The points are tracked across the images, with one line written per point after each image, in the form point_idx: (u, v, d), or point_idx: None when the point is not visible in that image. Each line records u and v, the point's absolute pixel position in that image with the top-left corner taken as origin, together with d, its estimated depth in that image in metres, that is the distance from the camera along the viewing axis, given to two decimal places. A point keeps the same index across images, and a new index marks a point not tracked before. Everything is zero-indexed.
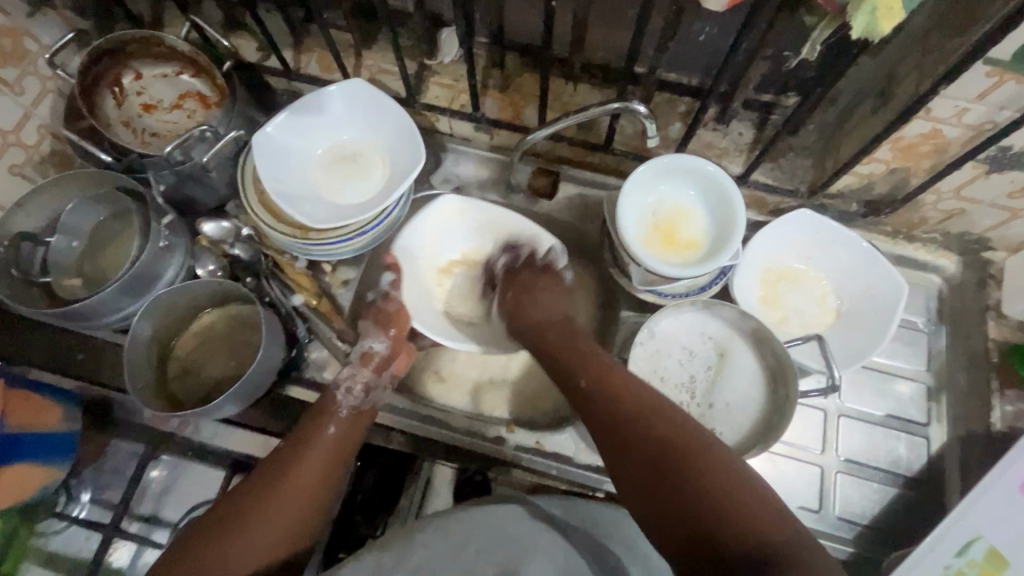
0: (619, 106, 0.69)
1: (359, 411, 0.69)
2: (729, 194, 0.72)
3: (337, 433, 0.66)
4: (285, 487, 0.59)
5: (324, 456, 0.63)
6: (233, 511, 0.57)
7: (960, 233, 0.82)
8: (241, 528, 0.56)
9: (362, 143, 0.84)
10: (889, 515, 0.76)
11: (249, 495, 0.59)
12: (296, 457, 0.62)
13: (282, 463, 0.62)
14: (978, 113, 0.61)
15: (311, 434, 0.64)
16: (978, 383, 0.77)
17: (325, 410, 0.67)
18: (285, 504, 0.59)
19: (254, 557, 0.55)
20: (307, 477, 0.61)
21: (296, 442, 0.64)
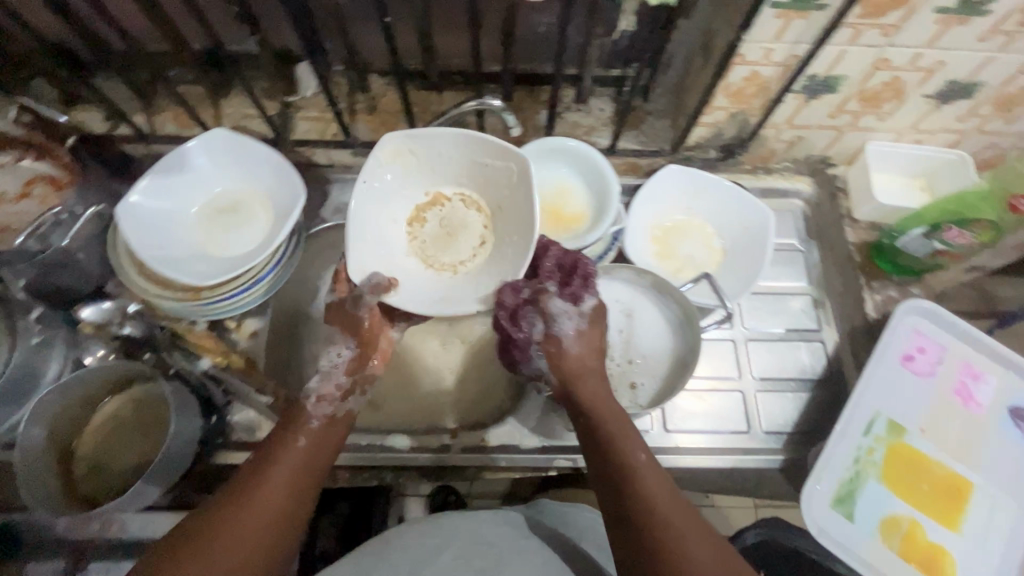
0: (475, 104, 0.73)
1: (334, 418, 0.62)
2: (598, 164, 0.77)
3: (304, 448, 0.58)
4: (254, 517, 0.52)
5: (295, 468, 0.56)
6: (202, 542, 0.50)
7: (805, 157, 0.92)
8: (199, 567, 0.49)
9: (239, 192, 0.82)
10: (807, 417, 0.83)
11: (216, 528, 0.51)
12: (259, 476, 0.54)
13: (243, 495, 0.53)
14: (782, 51, 0.70)
15: (278, 450, 0.57)
16: (850, 282, 0.87)
17: (298, 421, 0.60)
18: (245, 524, 0.51)
19: None
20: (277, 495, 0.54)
21: (259, 473, 0.55)
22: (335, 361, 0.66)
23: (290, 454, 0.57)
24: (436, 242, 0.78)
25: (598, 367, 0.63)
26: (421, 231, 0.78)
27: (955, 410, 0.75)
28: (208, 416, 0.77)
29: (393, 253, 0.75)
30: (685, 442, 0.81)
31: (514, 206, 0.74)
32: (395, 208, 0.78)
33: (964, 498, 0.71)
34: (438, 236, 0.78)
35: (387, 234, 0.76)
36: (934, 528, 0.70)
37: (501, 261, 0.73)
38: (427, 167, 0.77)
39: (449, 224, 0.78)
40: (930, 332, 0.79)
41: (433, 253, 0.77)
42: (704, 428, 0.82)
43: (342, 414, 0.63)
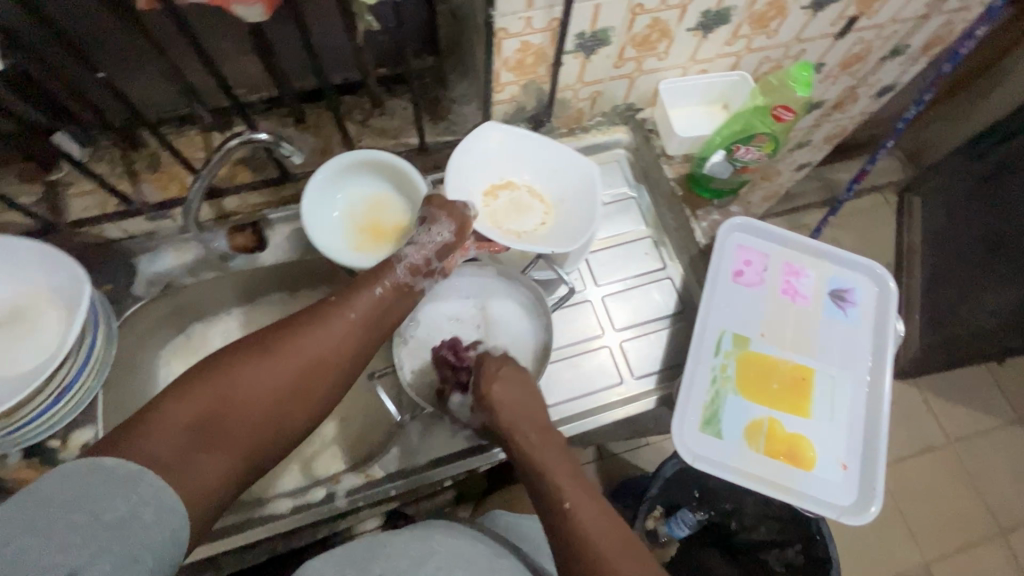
0: (239, 141, 0.68)
1: (411, 287, 0.70)
2: (395, 162, 0.74)
3: (372, 304, 0.68)
4: (308, 341, 0.64)
5: (371, 306, 0.67)
6: (270, 346, 0.63)
7: (612, 109, 0.95)
8: (252, 362, 0.62)
9: (15, 297, 0.72)
10: (672, 352, 0.88)
11: (282, 338, 0.64)
12: (324, 318, 0.65)
13: (318, 317, 0.65)
14: (540, 18, 0.70)
15: (357, 290, 0.67)
16: (679, 216, 0.92)
17: (384, 269, 0.69)
18: (275, 372, 0.62)
19: (255, 392, 0.61)
20: (313, 351, 0.64)
21: (317, 315, 0.65)
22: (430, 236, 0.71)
23: (367, 296, 0.67)
24: (505, 215, 0.84)
25: (521, 410, 0.69)
26: (492, 209, 0.84)
27: (786, 307, 0.82)
28: None
29: None
30: (567, 410, 0.83)
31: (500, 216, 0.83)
32: (488, 175, 0.85)
33: (809, 384, 0.79)
34: (506, 211, 0.85)
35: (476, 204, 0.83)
36: (788, 419, 0.76)
37: (561, 237, 0.82)
38: (524, 148, 0.85)
39: (518, 204, 0.86)
40: (752, 244, 0.86)
41: (497, 220, 0.84)
42: (580, 391, 0.84)
43: (416, 287, 0.71)
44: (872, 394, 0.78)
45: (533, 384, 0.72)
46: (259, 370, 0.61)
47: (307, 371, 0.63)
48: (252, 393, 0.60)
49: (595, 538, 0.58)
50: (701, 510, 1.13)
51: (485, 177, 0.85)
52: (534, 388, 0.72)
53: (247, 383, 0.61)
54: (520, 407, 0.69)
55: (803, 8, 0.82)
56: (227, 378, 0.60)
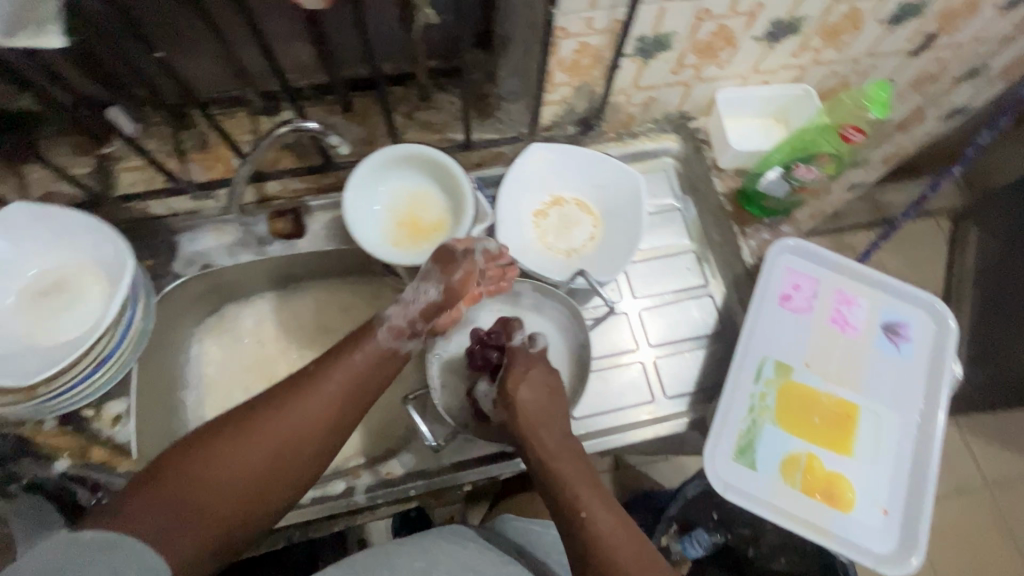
0: (289, 128, 0.70)
1: (395, 351, 0.66)
2: (443, 162, 0.73)
3: (354, 371, 0.63)
4: (286, 414, 0.59)
5: (349, 376, 0.63)
6: (247, 422, 0.58)
7: (664, 116, 0.91)
8: (236, 442, 0.57)
9: (62, 266, 0.73)
10: (707, 373, 0.85)
11: (258, 412, 0.60)
12: (304, 388, 0.61)
13: (294, 389, 0.61)
14: (602, 18, 0.67)
15: (337, 359, 0.63)
16: (726, 233, 0.88)
17: (365, 333, 0.65)
18: (252, 451, 0.57)
19: (238, 473, 0.56)
20: (297, 426, 0.59)
21: (292, 386, 0.61)
22: (418, 293, 0.67)
23: (344, 363, 0.63)
24: (557, 232, 0.87)
25: (544, 409, 0.68)
26: (543, 226, 0.87)
27: (834, 337, 0.78)
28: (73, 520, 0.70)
29: (519, 241, 0.85)
30: (595, 424, 0.81)
31: (544, 236, 0.86)
32: (536, 194, 0.88)
33: (853, 421, 0.74)
34: (557, 227, 0.87)
35: (524, 223, 0.86)
36: (828, 456, 0.73)
37: (609, 255, 0.85)
38: (565, 168, 0.88)
39: (567, 219, 0.88)
40: (803, 268, 0.82)
41: (548, 238, 0.87)
42: (609, 406, 0.82)
43: (401, 351, 0.67)
44: (921, 436, 0.74)
45: (558, 389, 0.71)
46: (241, 444, 0.57)
47: (287, 446, 0.59)
48: (235, 473, 0.56)
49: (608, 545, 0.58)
50: (719, 531, 1.03)
51: (534, 194, 0.88)
52: (558, 389, 0.70)
53: (229, 462, 0.56)
54: (544, 408, 0.68)
55: (879, 22, 0.78)
56: (206, 457, 0.56)
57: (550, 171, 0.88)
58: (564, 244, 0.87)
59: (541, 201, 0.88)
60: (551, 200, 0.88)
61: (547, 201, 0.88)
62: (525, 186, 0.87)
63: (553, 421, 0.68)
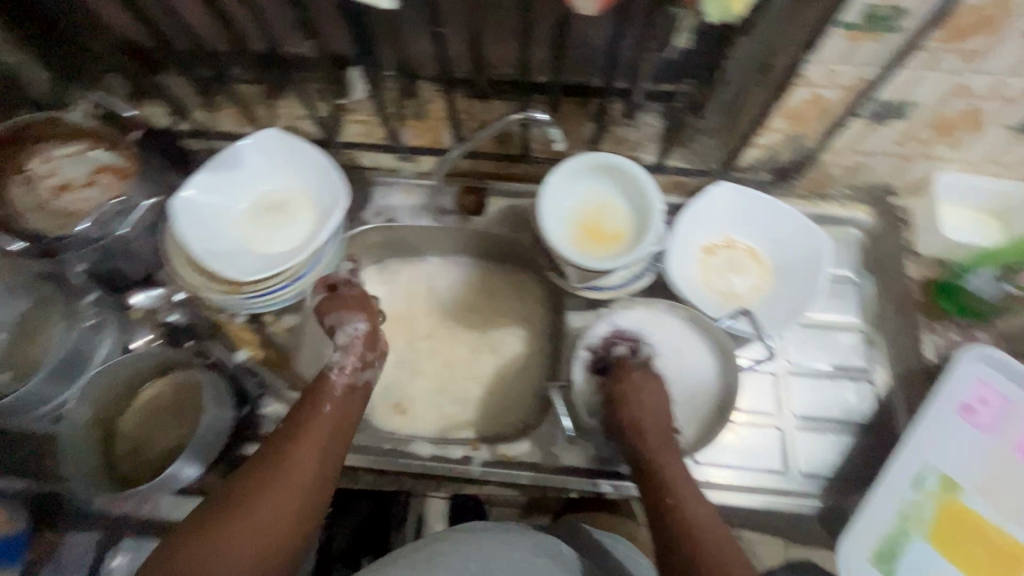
0: (518, 118, 0.76)
1: (352, 387, 0.71)
2: (641, 180, 0.75)
3: (335, 411, 0.68)
4: (287, 472, 0.59)
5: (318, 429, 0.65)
6: (243, 491, 0.58)
7: (865, 185, 0.87)
8: (238, 514, 0.55)
9: (286, 190, 0.85)
10: (849, 463, 0.78)
11: (253, 479, 0.59)
12: (290, 446, 0.62)
13: (276, 451, 0.62)
14: (848, 74, 0.66)
15: (300, 417, 0.65)
16: (907, 322, 0.82)
17: (315, 396, 0.68)
18: (259, 519, 0.55)
19: (251, 539, 0.54)
20: (293, 478, 0.59)
21: (278, 445, 0.62)
22: (348, 334, 0.74)
23: (313, 417, 0.66)
24: (721, 273, 0.85)
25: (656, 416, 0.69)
26: (709, 263, 0.85)
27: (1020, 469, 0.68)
28: (242, 407, 0.78)
29: (685, 271, 0.83)
30: (719, 476, 0.77)
31: (708, 273, 0.85)
32: (709, 231, 0.87)
33: None
34: (722, 269, 0.85)
35: (691, 256, 0.85)
36: None
37: (772, 311, 0.82)
38: (745, 214, 0.86)
39: (734, 264, 0.86)
40: (996, 382, 0.72)
41: (711, 277, 0.85)
42: (737, 463, 0.78)
43: (359, 383, 0.72)
44: None
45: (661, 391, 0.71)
46: (242, 512, 0.56)
47: (295, 500, 0.58)
48: (246, 540, 0.54)
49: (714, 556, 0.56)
50: None
51: (707, 230, 0.87)
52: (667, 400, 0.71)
53: (236, 534, 0.54)
54: (646, 409, 0.69)
55: None
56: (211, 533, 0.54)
57: (729, 213, 0.87)
58: (726, 286, 0.84)
59: (713, 240, 0.87)
60: (722, 241, 0.87)
61: (718, 241, 0.87)
62: (701, 221, 0.86)
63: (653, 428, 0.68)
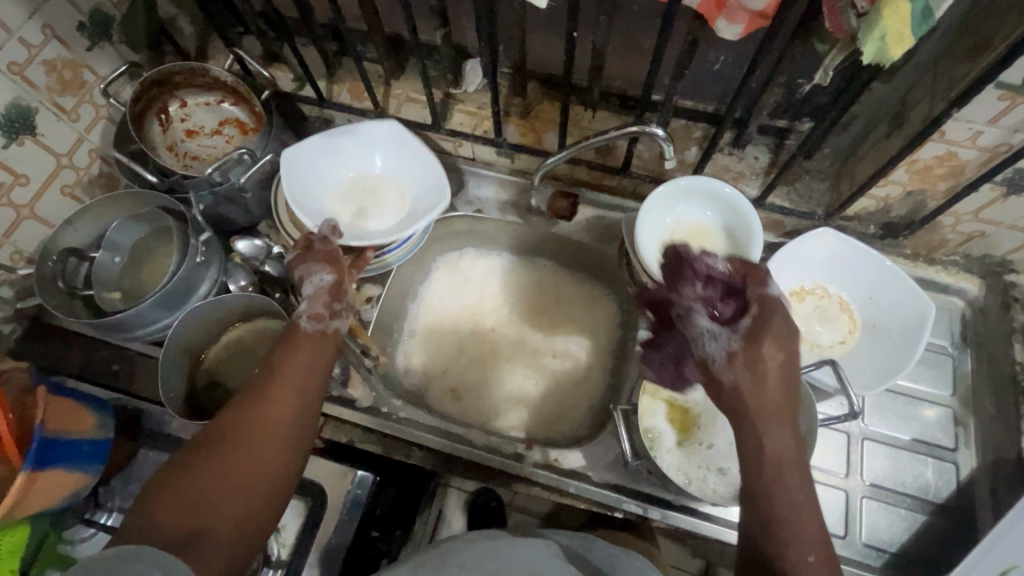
0: (637, 129, 0.72)
1: (323, 332, 0.63)
2: (745, 212, 0.74)
3: (314, 348, 0.61)
4: (264, 420, 0.55)
5: (297, 373, 0.58)
6: (219, 439, 0.53)
7: (981, 256, 0.81)
8: (219, 463, 0.51)
9: (389, 167, 0.88)
10: (918, 543, 0.74)
11: (227, 428, 0.54)
12: (265, 393, 0.56)
13: (251, 397, 0.56)
14: (992, 136, 0.62)
15: (276, 360, 0.59)
16: (1006, 408, 0.76)
17: (286, 338, 0.62)
18: (242, 467, 0.52)
19: (241, 484, 0.51)
20: (277, 428, 0.55)
21: (252, 391, 0.57)
22: (313, 285, 0.67)
23: (288, 359, 0.59)
24: (809, 320, 0.82)
25: (781, 397, 0.48)
26: (797, 308, 0.82)
27: None
28: None
29: None
30: None
31: (794, 318, 0.82)
32: (802, 275, 0.83)
33: None
34: (810, 317, 0.82)
35: None
36: None
37: (857, 371, 0.79)
38: (844, 265, 0.82)
39: (823, 314, 0.82)
40: None
41: (796, 323, 0.82)
42: None
43: (329, 331, 0.64)
44: None
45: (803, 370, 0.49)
46: (223, 463, 0.51)
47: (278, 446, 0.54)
48: (230, 487, 0.51)
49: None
50: None
51: (801, 273, 0.83)
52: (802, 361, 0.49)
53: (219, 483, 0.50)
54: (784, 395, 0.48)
55: None
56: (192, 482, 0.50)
57: (828, 260, 0.82)
58: (810, 334, 0.81)
59: (806, 285, 0.83)
60: (815, 288, 0.83)
61: (811, 288, 0.83)
62: (795, 263, 0.83)
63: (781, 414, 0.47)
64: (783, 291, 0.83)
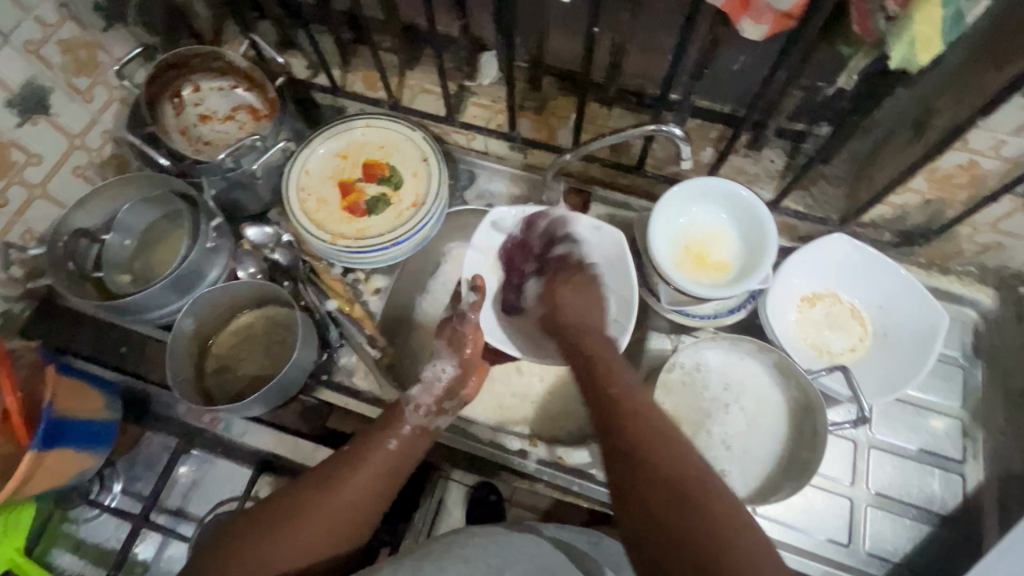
0: (654, 128, 0.71)
1: (424, 429, 0.69)
2: (760, 216, 0.73)
3: (408, 441, 0.66)
4: (339, 495, 0.59)
5: (385, 461, 0.63)
6: (296, 508, 0.57)
7: (997, 267, 0.80)
8: (291, 527, 0.56)
9: (402, 158, 0.88)
10: (921, 554, 0.74)
11: (304, 494, 0.59)
12: (352, 471, 0.61)
13: (337, 470, 0.61)
14: (1016, 146, 0.61)
15: (370, 444, 0.64)
16: (1016, 421, 0.75)
17: (391, 425, 0.67)
18: (310, 536, 0.56)
19: (301, 552, 0.55)
20: (350, 508, 0.59)
21: (341, 465, 0.62)
22: (436, 374, 0.74)
23: (381, 449, 0.64)
24: (820, 326, 0.81)
25: (572, 316, 0.72)
26: (808, 314, 0.82)
27: None
28: (320, 352, 0.83)
29: (781, 318, 0.80)
30: (776, 533, 0.74)
31: (804, 324, 0.81)
32: (813, 281, 0.83)
33: None
34: (821, 323, 0.82)
35: (789, 303, 0.82)
36: None
37: (868, 379, 0.79)
38: (857, 272, 0.81)
39: (835, 320, 0.82)
40: None
41: (806, 329, 0.81)
42: (797, 526, 0.75)
43: (429, 429, 0.69)
44: None
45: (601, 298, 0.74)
46: (296, 530, 0.56)
47: (344, 524, 0.58)
48: (294, 553, 0.55)
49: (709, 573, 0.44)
50: None
51: (813, 279, 0.83)
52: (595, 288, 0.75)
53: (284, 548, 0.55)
54: (580, 313, 0.72)
55: None
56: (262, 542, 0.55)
57: (840, 266, 0.82)
58: (821, 341, 0.81)
59: (818, 291, 0.83)
60: (827, 294, 0.83)
61: (823, 294, 0.83)
62: (807, 268, 0.82)
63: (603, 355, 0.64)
64: (794, 297, 0.82)
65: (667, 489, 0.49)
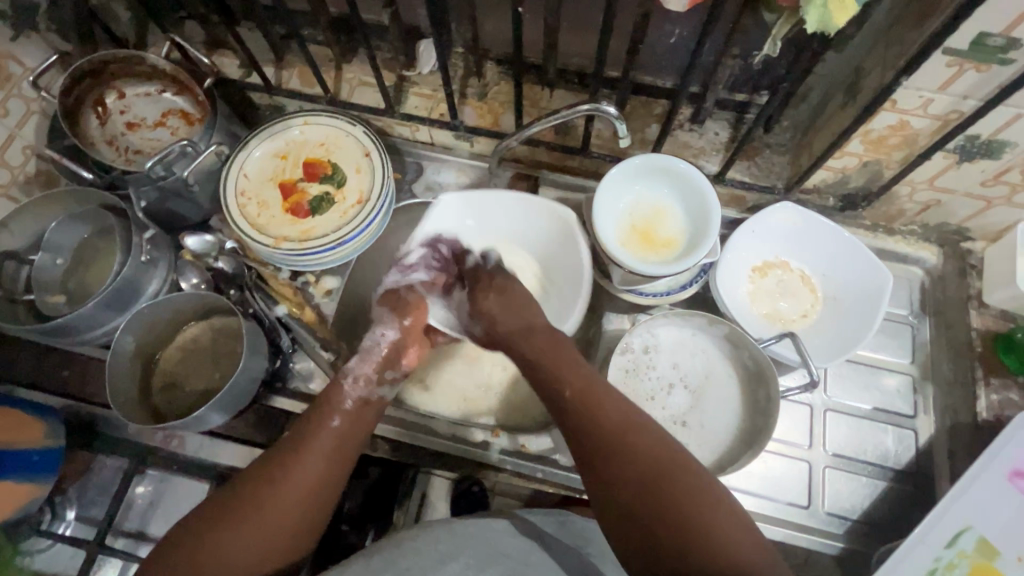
0: (589, 108, 0.70)
1: (367, 401, 0.67)
2: (701, 189, 0.73)
3: (350, 424, 0.64)
4: (282, 482, 0.56)
5: (331, 442, 0.61)
6: (237, 499, 0.55)
7: (938, 224, 0.82)
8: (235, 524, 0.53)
9: (342, 155, 0.85)
10: (879, 509, 0.75)
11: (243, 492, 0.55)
12: (296, 454, 0.58)
13: (283, 456, 0.58)
14: (942, 103, 0.62)
15: (312, 427, 0.61)
16: (962, 373, 0.77)
17: (331, 402, 0.65)
18: (256, 532, 0.53)
19: (248, 547, 0.52)
20: (296, 493, 0.56)
21: (286, 451, 0.59)
22: (377, 341, 0.73)
23: (324, 430, 0.61)
24: (771, 295, 0.82)
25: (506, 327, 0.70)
26: (761, 284, 0.82)
27: None
28: (273, 359, 0.81)
29: (733, 288, 0.81)
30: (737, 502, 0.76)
31: (757, 293, 0.82)
32: (764, 249, 0.83)
33: None
34: (773, 292, 0.82)
35: (740, 275, 0.82)
36: None
37: (820, 343, 0.79)
38: (804, 238, 0.82)
39: (786, 288, 0.82)
40: None
41: (759, 298, 0.82)
42: (758, 492, 0.76)
43: (375, 398, 0.68)
44: None
45: (517, 291, 0.73)
46: (240, 528, 0.53)
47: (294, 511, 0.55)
48: (239, 554, 0.52)
49: (726, 536, 0.47)
50: None
51: (764, 247, 0.83)
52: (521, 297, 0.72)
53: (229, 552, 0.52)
54: (508, 310, 0.71)
55: None
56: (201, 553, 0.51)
57: (789, 234, 0.82)
58: (774, 309, 0.82)
59: (769, 260, 0.83)
60: (777, 263, 0.83)
61: (773, 263, 0.83)
62: (757, 236, 0.82)
63: (552, 344, 0.65)
64: (745, 267, 0.83)
65: (625, 463, 0.52)
